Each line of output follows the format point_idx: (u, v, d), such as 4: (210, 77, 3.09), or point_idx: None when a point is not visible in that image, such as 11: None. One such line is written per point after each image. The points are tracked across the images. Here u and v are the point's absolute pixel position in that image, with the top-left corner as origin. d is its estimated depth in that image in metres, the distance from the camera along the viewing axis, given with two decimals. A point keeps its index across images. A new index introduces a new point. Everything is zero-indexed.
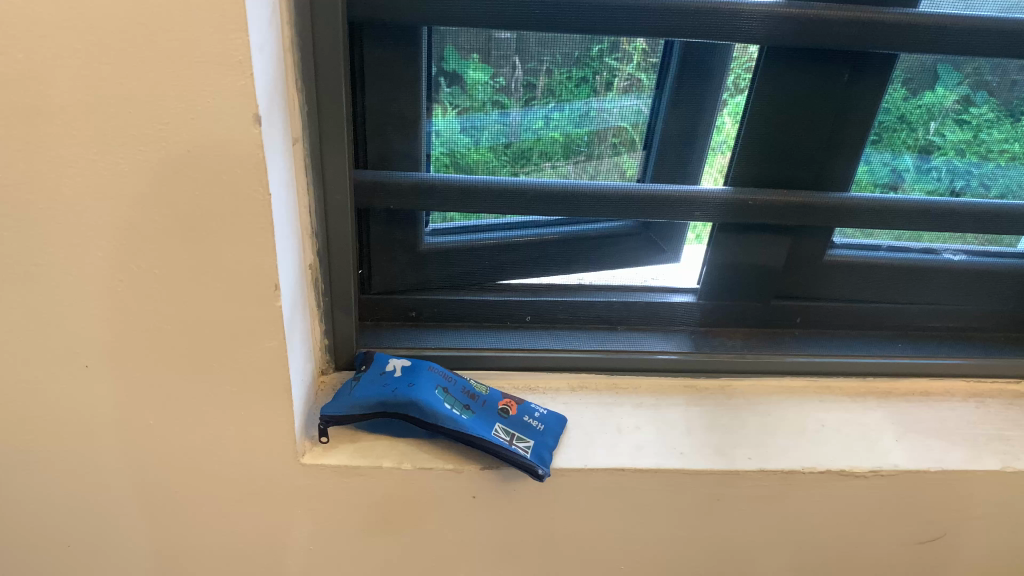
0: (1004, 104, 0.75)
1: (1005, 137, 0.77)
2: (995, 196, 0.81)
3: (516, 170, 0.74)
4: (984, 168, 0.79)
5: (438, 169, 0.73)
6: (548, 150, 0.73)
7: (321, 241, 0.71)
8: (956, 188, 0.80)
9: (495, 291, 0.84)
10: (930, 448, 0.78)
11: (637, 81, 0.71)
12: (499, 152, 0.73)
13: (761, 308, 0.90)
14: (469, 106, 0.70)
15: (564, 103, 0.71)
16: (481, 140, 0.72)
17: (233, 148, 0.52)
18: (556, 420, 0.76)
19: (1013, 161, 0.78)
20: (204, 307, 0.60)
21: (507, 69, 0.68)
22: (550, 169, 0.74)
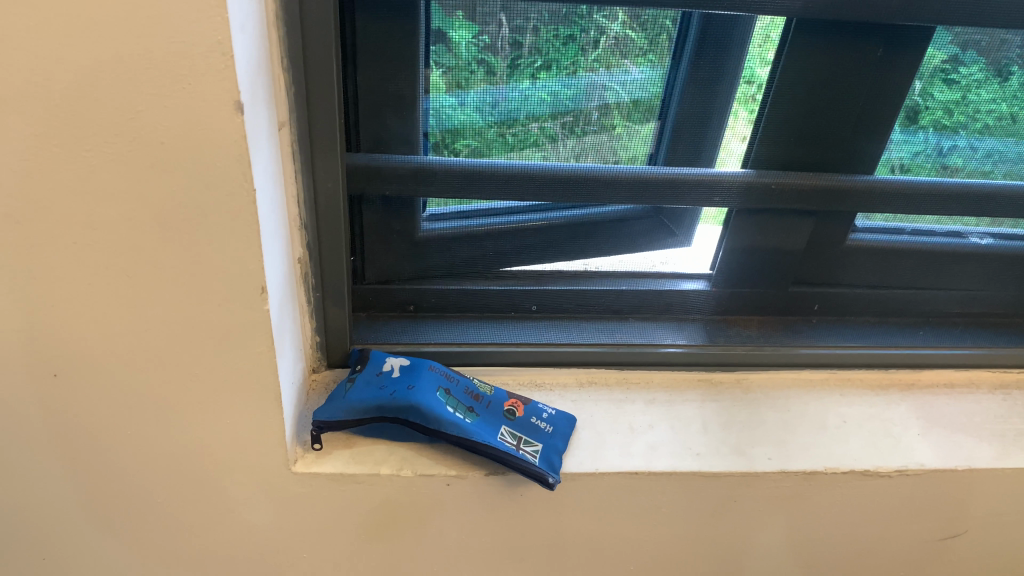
0: (994, 63, 0.67)
1: (994, 98, 0.70)
2: (982, 157, 0.74)
3: (504, 131, 0.66)
4: (973, 129, 0.72)
5: (437, 146, 0.67)
6: (535, 111, 0.66)
7: (311, 233, 0.65)
8: (943, 149, 0.73)
9: (498, 280, 0.78)
10: (958, 445, 0.74)
11: (626, 40, 0.63)
12: (486, 113, 0.65)
13: (778, 295, 0.85)
14: (454, 66, 0.62)
15: (551, 63, 0.63)
16: (469, 100, 0.64)
17: (214, 140, 0.46)
18: (564, 420, 0.72)
19: (1002, 121, 0.71)
20: (185, 311, 0.55)
21: (493, 26, 0.61)
22: (537, 130, 0.67)
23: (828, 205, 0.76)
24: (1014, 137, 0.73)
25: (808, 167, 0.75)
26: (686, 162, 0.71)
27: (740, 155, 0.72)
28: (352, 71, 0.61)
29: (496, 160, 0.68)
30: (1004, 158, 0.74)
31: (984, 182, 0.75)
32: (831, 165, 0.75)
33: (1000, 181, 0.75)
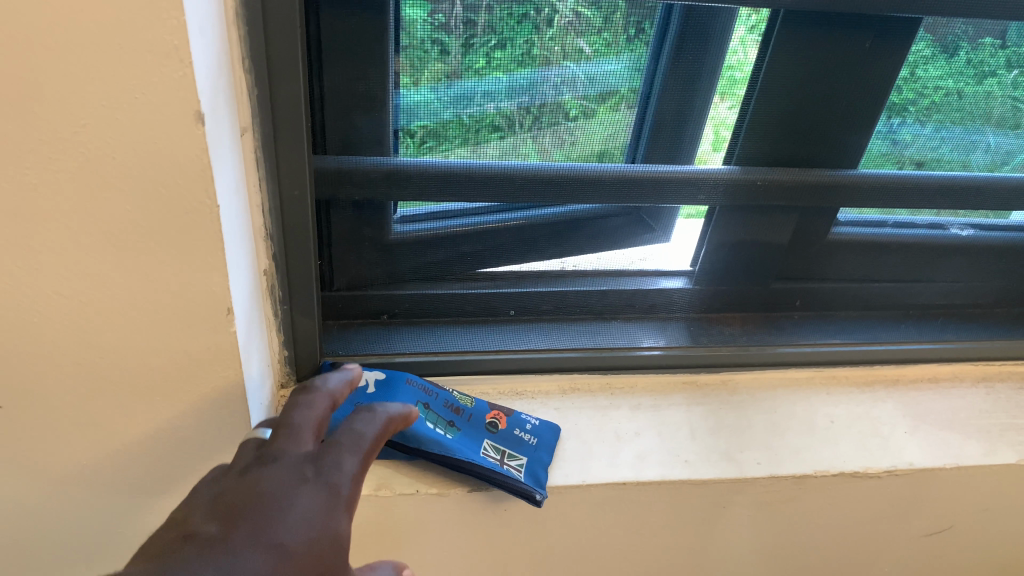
0: (941, 40, 0.64)
1: (941, 74, 0.66)
2: (933, 128, 0.70)
3: (459, 112, 0.61)
4: (920, 105, 0.68)
5: (410, 144, 0.62)
6: (491, 89, 0.60)
7: (276, 243, 0.61)
8: (891, 128, 0.70)
9: (474, 282, 0.73)
10: (946, 442, 0.73)
11: (582, 18, 0.57)
12: (440, 95, 0.59)
13: (761, 292, 0.83)
14: (406, 46, 0.56)
15: (505, 42, 0.58)
16: (423, 79, 0.58)
17: (174, 153, 0.42)
18: (549, 431, 0.69)
19: (952, 97, 0.68)
20: (144, 337, 0.50)
21: (448, 3, 0.55)
22: (493, 110, 0.61)
23: (818, 200, 0.74)
24: (962, 116, 0.69)
25: (796, 163, 0.72)
26: (669, 159, 0.68)
27: (725, 150, 0.69)
28: (319, 70, 0.56)
29: (468, 160, 0.64)
30: (949, 138, 0.71)
31: (923, 171, 0.73)
32: (818, 160, 0.72)
33: (944, 171, 0.73)
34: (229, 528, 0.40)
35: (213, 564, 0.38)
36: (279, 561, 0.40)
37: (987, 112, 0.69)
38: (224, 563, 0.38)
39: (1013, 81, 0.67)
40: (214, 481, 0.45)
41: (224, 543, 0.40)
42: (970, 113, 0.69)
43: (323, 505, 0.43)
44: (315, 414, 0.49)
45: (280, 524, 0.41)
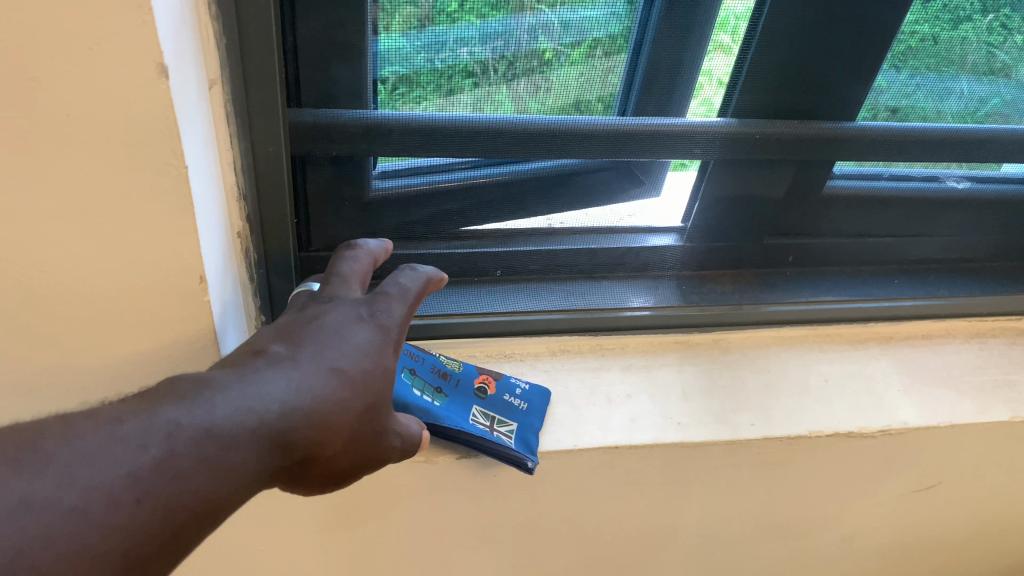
0: None
1: (914, 19, 0.63)
2: (908, 75, 0.67)
3: (432, 58, 0.56)
4: (893, 49, 0.65)
5: (388, 97, 0.58)
6: (464, 34, 0.55)
7: (250, 202, 0.57)
8: (866, 72, 0.66)
9: (457, 241, 0.70)
10: (940, 400, 0.73)
11: None
12: (413, 39, 0.55)
13: (755, 248, 0.80)
14: None
15: None
16: (394, 23, 0.54)
17: (137, 110, 0.38)
18: (540, 396, 0.67)
19: (925, 43, 0.65)
20: (111, 308, 0.47)
21: None
22: (467, 56, 0.57)
23: (817, 152, 0.72)
24: (934, 61, 0.66)
25: (796, 115, 0.69)
26: (661, 109, 0.64)
27: (719, 102, 0.65)
28: (290, 16, 0.52)
29: (448, 110, 0.59)
30: (922, 91, 0.68)
31: (894, 120, 0.70)
32: (818, 113, 0.69)
33: (913, 121, 0.70)
34: (295, 349, 0.46)
35: (285, 372, 0.43)
36: (339, 381, 0.45)
37: (959, 64, 0.67)
38: (294, 374, 0.43)
39: (989, 26, 0.65)
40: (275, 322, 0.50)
41: (292, 359, 0.45)
42: (946, 59, 0.66)
43: (375, 343, 0.48)
44: (361, 266, 0.56)
45: (340, 352, 0.46)
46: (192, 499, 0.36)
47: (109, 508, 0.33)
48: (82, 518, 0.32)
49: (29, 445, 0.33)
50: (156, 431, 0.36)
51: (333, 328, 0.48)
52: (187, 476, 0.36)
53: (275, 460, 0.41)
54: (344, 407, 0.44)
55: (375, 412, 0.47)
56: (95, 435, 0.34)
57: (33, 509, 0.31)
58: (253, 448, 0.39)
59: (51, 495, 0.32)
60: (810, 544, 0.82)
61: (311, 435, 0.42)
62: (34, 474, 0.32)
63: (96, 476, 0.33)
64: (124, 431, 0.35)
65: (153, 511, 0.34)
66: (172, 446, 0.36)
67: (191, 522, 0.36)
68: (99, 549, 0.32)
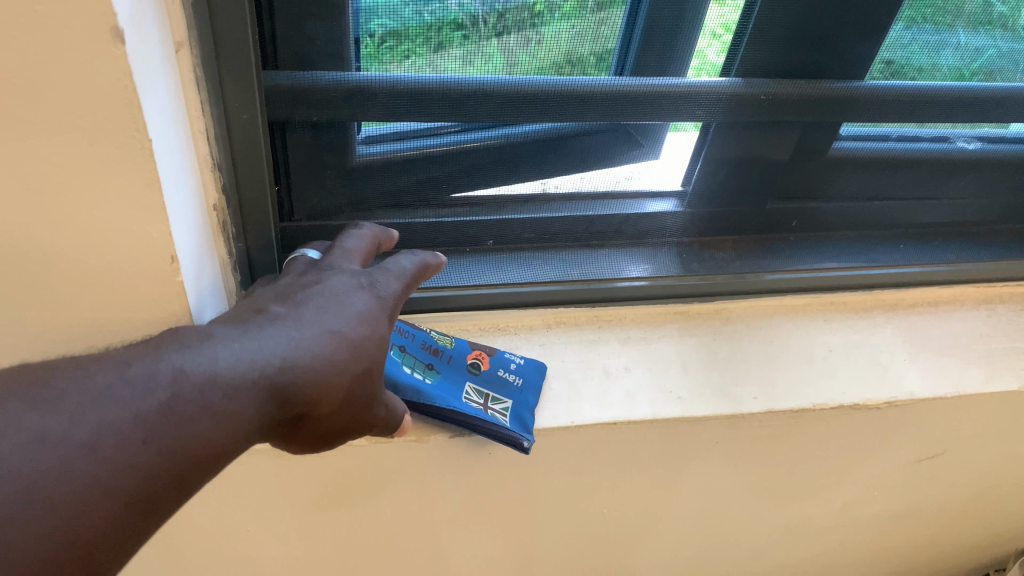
0: None
1: None
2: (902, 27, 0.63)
3: (420, 10, 0.52)
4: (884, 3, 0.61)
5: (373, 54, 0.54)
6: None
7: (226, 173, 0.53)
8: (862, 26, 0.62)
9: (448, 208, 0.67)
10: (946, 370, 0.71)
11: None
12: None
13: (757, 213, 0.77)
14: None
15: None
16: None
17: (91, 78, 0.35)
18: (534, 370, 0.65)
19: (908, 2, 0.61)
20: (77, 290, 0.44)
21: None
22: (456, 8, 0.53)
23: (828, 113, 0.68)
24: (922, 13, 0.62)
25: (805, 75, 0.65)
26: (662, 70, 0.61)
27: (722, 63, 0.62)
28: None
29: (437, 68, 0.56)
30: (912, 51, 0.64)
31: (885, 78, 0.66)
32: (826, 72, 0.65)
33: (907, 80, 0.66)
34: (295, 308, 0.46)
35: (286, 329, 0.44)
36: (339, 341, 0.45)
37: (952, 17, 0.63)
38: (294, 330, 0.44)
39: None
40: (273, 285, 0.50)
41: (293, 317, 0.45)
42: (941, 10, 0.62)
43: (374, 309, 0.48)
44: (365, 240, 0.56)
45: (339, 315, 0.46)
46: (196, 443, 0.37)
47: (119, 446, 0.34)
48: (93, 454, 0.33)
49: (43, 384, 0.34)
50: (162, 376, 0.37)
51: (336, 294, 0.48)
52: (190, 421, 0.37)
53: (275, 412, 0.41)
54: (341, 367, 0.44)
55: (372, 375, 0.47)
56: (104, 377, 0.35)
57: (48, 443, 0.32)
58: (255, 398, 0.40)
59: (64, 430, 0.33)
60: (811, 515, 0.81)
61: (311, 391, 0.43)
62: (48, 409, 0.33)
63: (105, 415, 0.34)
64: (131, 375, 0.36)
65: (158, 452, 0.35)
66: (176, 391, 0.37)
67: (194, 467, 0.37)
68: (109, 483, 0.33)
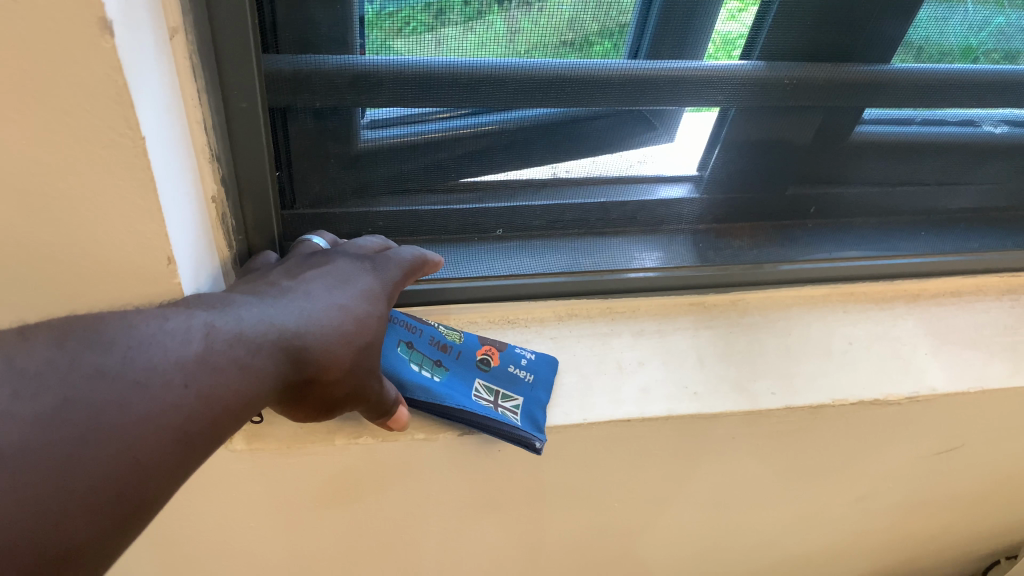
0: None
1: None
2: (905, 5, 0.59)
3: None
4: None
5: (377, 31, 0.50)
6: None
7: (224, 164, 0.51)
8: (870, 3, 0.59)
9: (455, 196, 0.64)
10: (970, 363, 0.69)
11: None
12: None
13: (775, 199, 0.74)
14: None
15: None
16: None
17: (76, 74, 0.32)
18: (547, 365, 0.62)
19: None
20: (69, 293, 0.41)
21: None
22: None
23: (855, 97, 0.65)
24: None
25: (831, 58, 0.62)
26: (678, 52, 0.58)
27: (743, 45, 0.59)
28: None
29: (441, 44, 0.52)
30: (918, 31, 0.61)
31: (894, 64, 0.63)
32: (854, 55, 0.62)
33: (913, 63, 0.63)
34: (304, 282, 0.47)
35: (298, 300, 0.45)
36: (347, 314, 0.46)
37: None
38: (306, 301, 0.45)
39: None
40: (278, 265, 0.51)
41: (304, 289, 0.46)
42: None
43: (377, 289, 0.50)
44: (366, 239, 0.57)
45: (345, 291, 0.47)
46: (233, 393, 0.37)
47: (166, 386, 0.34)
48: (145, 391, 0.34)
49: (92, 330, 0.35)
50: (197, 329, 0.38)
51: (341, 274, 0.49)
52: (226, 371, 0.37)
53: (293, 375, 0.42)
54: (350, 338, 0.45)
55: (376, 352, 0.48)
56: (146, 325, 0.36)
57: (105, 377, 0.33)
58: (277, 355, 0.41)
59: (118, 367, 0.34)
60: (826, 507, 0.80)
61: (325, 359, 0.44)
62: (100, 349, 0.34)
63: (152, 358, 0.35)
64: (170, 326, 0.37)
65: (199, 397, 0.36)
66: (210, 343, 0.38)
67: (231, 416, 0.37)
68: (160, 420, 0.34)
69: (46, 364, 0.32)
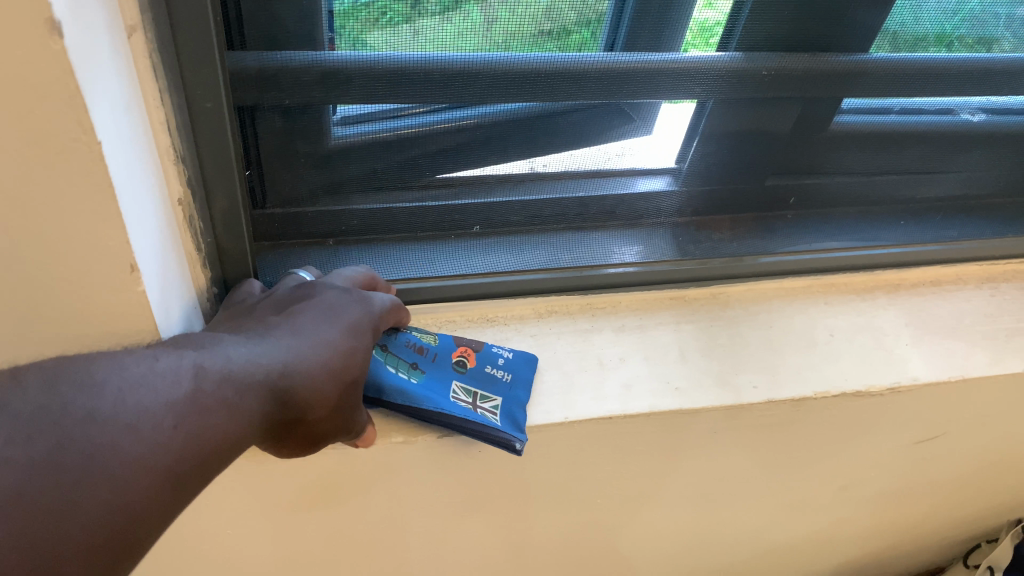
0: None
1: None
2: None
3: None
4: None
5: (352, 21, 0.49)
6: None
7: (190, 165, 0.49)
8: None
9: (430, 193, 0.62)
10: (951, 352, 0.69)
11: None
12: None
13: (755, 190, 0.73)
14: None
15: None
16: None
17: (26, 76, 0.30)
18: (526, 364, 0.61)
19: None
20: (27, 302, 0.40)
21: None
22: None
23: (834, 87, 0.65)
24: None
25: (809, 48, 0.61)
26: (655, 43, 0.57)
27: (722, 35, 0.58)
28: None
29: (416, 37, 0.51)
30: (895, 19, 0.60)
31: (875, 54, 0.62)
32: (832, 44, 0.61)
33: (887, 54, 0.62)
34: (290, 319, 0.47)
35: (284, 339, 0.45)
36: (334, 350, 0.46)
37: None
38: (293, 340, 0.45)
39: None
40: (263, 300, 0.51)
41: (290, 327, 0.46)
42: None
43: (363, 322, 0.50)
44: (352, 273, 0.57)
45: (331, 324, 0.47)
46: (220, 433, 0.37)
47: (158, 429, 0.34)
48: (137, 433, 0.34)
49: (81, 372, 0.35)
50: (186, 371, 0.38)
51: (326, 305, 0.49)
52: (214, 411, 0.37)
53: (280, 414, 0.42)
54: (337, 373, 0.45)
55: (361, 385, 0.48)
56: (137, 367, 0.36)
57: (97, 420, 0.33)
58: (264, 396, 0.41)
59: (110, 410, 0.34)
60: (810, 499, 0.80)
61: (312, 397, 0.43)
62: (92, 392, 0.34)
63: (143, 399, 0.35)
64: (160, 367, 0.37)
65: (189, 438, 0.36)
66: (199, 383, 0.38)
67: (218, 456, 0.37)
68: (151, 462, 0.33)
69: (39, 408, 0.32)
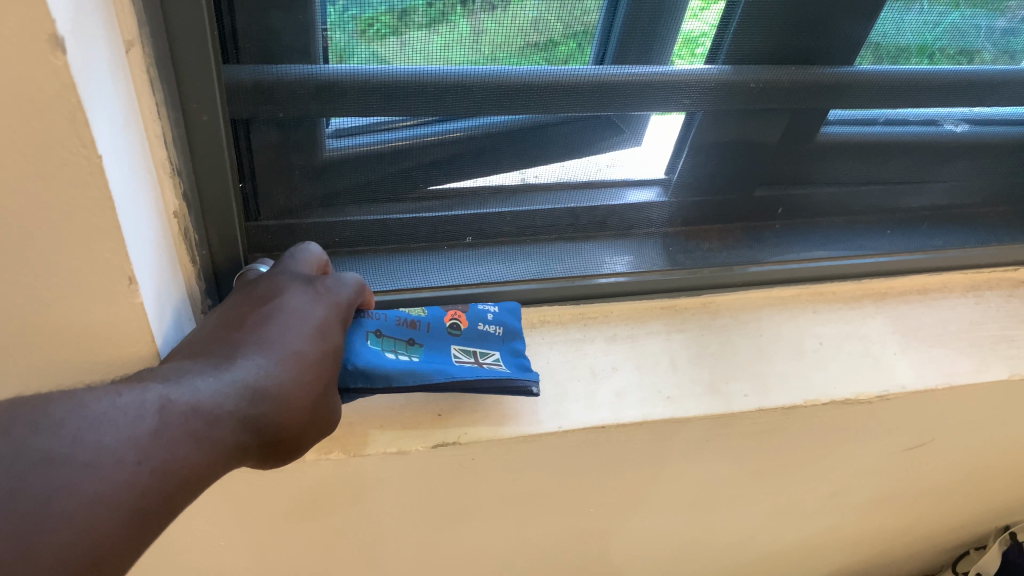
0: None
1: None
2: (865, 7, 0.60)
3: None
4: None
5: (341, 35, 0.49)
6: None
7: (185, 177, 0.50)
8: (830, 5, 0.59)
9: (422, 204, 0.63)
10: (938, 360, 0.70)
11: None
12: None
13: (744, 200, 0.74)
14: None
15: None
16: None
17: (27, 92, 0.31)
18: (511, 313, 0.64)
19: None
20: (24, 314, 0.40)
21: None
22: None
23: (820, 99, 0.66)
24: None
25: (795, 60, 0.62)
26: (644, 57, 0.58)
27: (708, 47, 0.58)
28: None
29: (405, 49, 0.51)
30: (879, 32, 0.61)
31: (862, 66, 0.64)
32: (818, 57, 0.62)
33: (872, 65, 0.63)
34: (257, 330, 0.47)
35: (252, 356, 0.45)
36: (300, 362, 0.46)
37: None
38: (260, 357, 0.45)
39: None
40: (228, 304, 0.51)
41: (257, 341, 0.46)
42: None
43: (328, 322, 0.50)
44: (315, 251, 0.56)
45: (297, 333, 0.47)
46: (185, 466, 0.38)
47: (118, 466, 0.35)
48: (94, 473, 0.34)
49: (43, 411, 0.35)
50: (149, 404, 0.38)
51: (290, 308, 0.49)
52: (178, 444, 0.37)
53: (251, 437, 0.42)
54: (305, 387, 0.46)
55: (331, 388, 0.49)
56: (98, 403, 0.36)
57: (53, 464, 0.33)
58: (233, 425, 0.41)
59: (67, 452, 0.34)
60: (800, 505, 0.80)
61: (281, 418, 0.44)
62: (49, 433, 0.34)
63: (102, 438, 0.35)
64: (122, 403, 0.37)
65: (152, 472, 0.36)
66: (164, 416, 0.38)
67: (185, 487, 0.38)
68: (112, 500, 0.34)
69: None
